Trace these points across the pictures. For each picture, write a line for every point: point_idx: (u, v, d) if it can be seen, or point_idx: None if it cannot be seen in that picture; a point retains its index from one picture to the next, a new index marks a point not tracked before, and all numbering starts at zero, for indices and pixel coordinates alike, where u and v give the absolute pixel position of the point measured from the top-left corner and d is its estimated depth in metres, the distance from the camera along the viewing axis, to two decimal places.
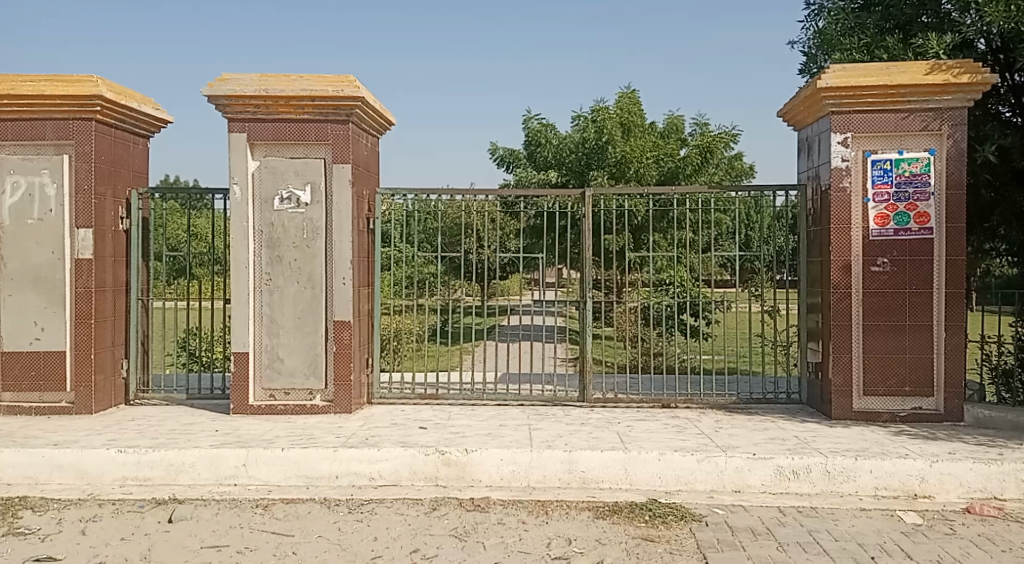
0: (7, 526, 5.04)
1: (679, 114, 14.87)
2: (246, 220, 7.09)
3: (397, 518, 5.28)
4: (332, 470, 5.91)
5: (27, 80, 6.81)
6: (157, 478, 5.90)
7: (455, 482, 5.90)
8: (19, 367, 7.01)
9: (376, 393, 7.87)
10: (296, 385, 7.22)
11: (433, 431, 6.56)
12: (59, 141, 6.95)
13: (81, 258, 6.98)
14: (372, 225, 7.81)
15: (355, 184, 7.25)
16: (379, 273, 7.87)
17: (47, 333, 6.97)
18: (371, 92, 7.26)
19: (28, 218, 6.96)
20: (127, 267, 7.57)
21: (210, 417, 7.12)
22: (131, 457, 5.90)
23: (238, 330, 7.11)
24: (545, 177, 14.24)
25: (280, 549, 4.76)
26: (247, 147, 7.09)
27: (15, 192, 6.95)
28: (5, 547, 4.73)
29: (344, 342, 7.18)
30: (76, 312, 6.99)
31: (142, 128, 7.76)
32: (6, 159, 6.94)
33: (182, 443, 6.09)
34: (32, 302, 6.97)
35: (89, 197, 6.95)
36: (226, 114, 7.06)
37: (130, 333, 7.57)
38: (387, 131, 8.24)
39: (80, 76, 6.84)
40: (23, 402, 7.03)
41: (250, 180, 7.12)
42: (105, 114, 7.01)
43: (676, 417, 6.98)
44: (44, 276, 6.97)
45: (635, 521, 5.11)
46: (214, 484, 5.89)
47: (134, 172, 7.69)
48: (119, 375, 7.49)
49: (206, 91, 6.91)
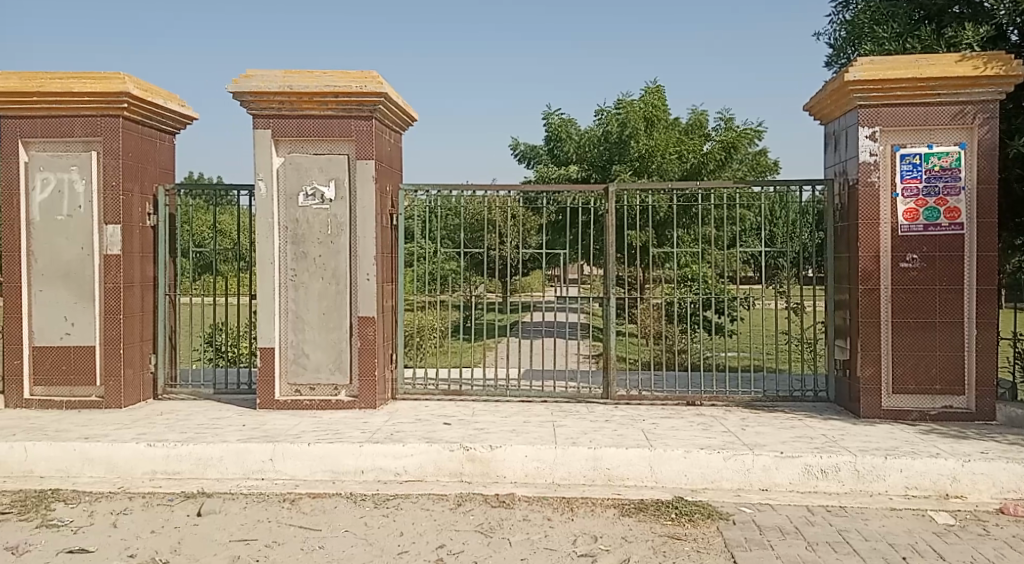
0: (40, 518, 5.12)
1: (703, 109, 14.73)
2: (271, 216, 7.13)
3: (422, 513, 5.30)
4: (357, 465, 5.94)
5: (56, 78, 6.89)
6: (186, 472, 5.96)
7: (480, 478, 5.91)
8: (50, 361, 7.11)
9: (400, 388, 7.92)
10: (321, 380, 7.25)
11: (456, 428, 6.57)
12: (87, 139, 7.02)
13: (109, 254, 7.05)
14: (395, 222, 7.83)
15: (379, 180, 7.26)
16: (402, 269, 7.90)
17: (77, 328, 7.06)
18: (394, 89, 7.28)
19: (58, 216, 7.04)
20: (154, 263, 7.64)
21: (237, 411, 7.18)
22: (160, 451, 5.96)
23: (264, 325, 7.17)
24: (566, 173, 14.19)
25: (307, 544, 4.79)
26: (272, 143, 7.12)
27: (44, 188, 7.03)
28: (38, 539, 4.79)
29: (369, 338, 7.20)
30: (105, 307, 7.06)
31: (168, 126, 7.83)
32: (35, 156, 7.03)
33: (210, 437, 6.14)
34: (63, 296, 7.06)
35: (117, 194, 7.02)
36: (251, 111, 7.10)
37: (158, 328, 7.65)
38: (409, 127, 8.25)
39: (107, 74, 6.92)
40: (54, 397, 7.12)
41: (275, 177, 7.16)
42: (133, 111, 7.08)
43: (701, 415, 6.95)
44: (74, 272, 7.05)
45: (662, 519, 5.09)
46: (242, 478, 5.93)
47: (161, 169, 7.77)
48: (147, 369, 7.55)
49: (231, 87, 6.95)
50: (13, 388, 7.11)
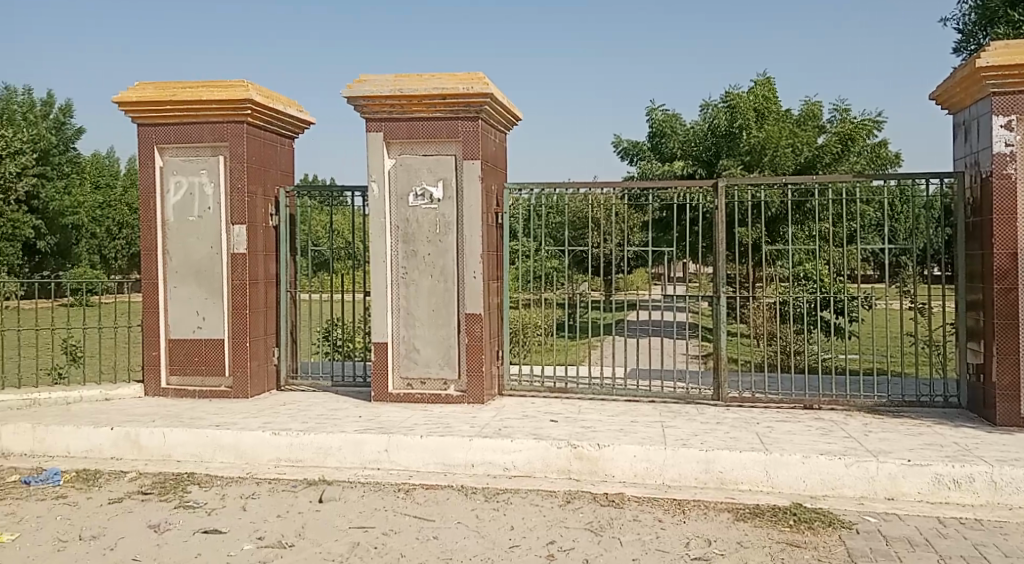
0: (177, 499, 5.43)
1: (817, 100, 14.22)
2: (383, 216, 7.32)
3: (533, 509, 5.33)
4: (467, 458, 6.03)
5: (187, 87, 7.28)
6: (307, 460, 6.19)
7: (589, 476, 5.90)
8: (183, 353, 7.52)
9: (507, 385, 7.99)
10: (431, 374, 7.40)
11: (564, 425, 6.58)
12: (216, 144, 7.38)
13: (236, 253, 7.39)
14: (500, 220, 7.90)
15: (486, 180, 7.34)
16: (508, 266, 7.96)
17: (207, 322, 7.44)
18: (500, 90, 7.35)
19: (190, 217, 7.43)
20: (277, 261, 7.96)
21: (353, 403, 7.40)
22: (284, 439, 6.22)
23: (377, 321, 7.37)
24: (671, 168, 13.98)
25: (422, 533, 4.90)
26: (383, 146, 7.31)
27: (178, 191, 7.44)
28: (176, 519, 5.08)
29: (476, 335, 7.30)
30: (232, 302, 7.42)
31: (289, 130, 8.16)
32: (170, 161, 7.45)
33: (329, 428, 6.36)
34: (194, 292, 7.45)
35: (243, 195, 7.36)
36: (363, 115, 7.31)
37: (280, 323, 7.98)
38: (514, 127, 8.31)
39: (232, 82, 7.26)
40: (187, 387, 7.53)
41: (387, 178, 7.35)
42: (256, 117, 7.40)
43: (820, 419, 6.71)
44: (204, 269, 7.43)
45: (780, 525, 4.95)
46: (358, 468, 6.12)
47: (282, 171, 8.09)
48: (271, 361, 7.88)
49: (345, 92, 7.18)
50: (151, 377, 7.56)
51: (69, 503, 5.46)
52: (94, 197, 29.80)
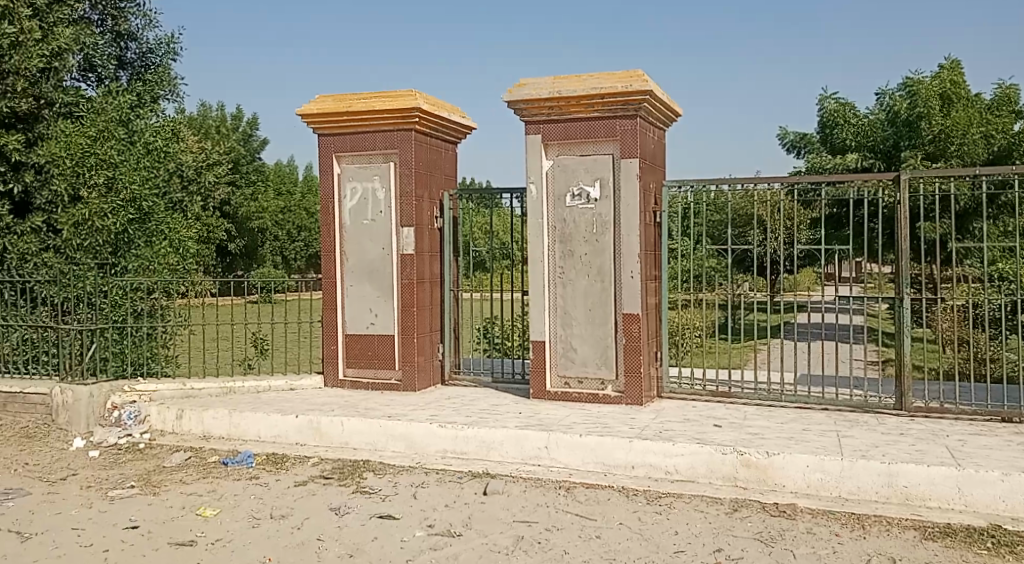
0: (355, 485, 5.69)
1: (1011, 83, 13.09)
2: (540, 216, 7.37)
3: (698, 515, 5.18)
4: (628, 460, 5.94)
5: (360, 99, 7.63)
6: (471, 453, 6.32)
7: (756, 484, 5.65)
8: (358, 347, 7.88)
9: (666, 387, 7.83)
10: (589, 373, 7.36)
11: (729, 430, 6.35)
12: (386, 151, 7.67)
13: (405, 254, 7.66)
14: (659, 219, 7.72)
15: (644, 178, 7.20)
16: (666, 266, 7.77)
17: (379, 318, 7.75)
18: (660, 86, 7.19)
19: (364, 220, 7.78)
20: (441, 261, 8.18)
21: (513, 400, 7.48)
22: (449, 432, 6.38)
23: (535, 321, 7.44)
24: (844, 161, 13.26)
25: (585, 532, 4.87)
26: (541, 148, 7.35)
27: (354, 197, 7.80)
28: (354, 503, 5.33)
29: (633, 336, 7.17)
30: (401, 301, 7.69)
31: (453, 135, 8.37)
32: (346, 168, 7.83)
33: (491, 422, 6.46)
34: (367, 291, 7.78)
35: (412, 199, 7.62)
36: (523, 118, 7.39)
37: (444, 320, 8.19)
38: (674, 123, 8.10)
39: (401, 92, 7.54)
40: (362, 379, 7.87)
41: (544, 178, 7.38)
42: (422, 124, 7.65)
43: (1020, 435, 6.12)
44: (377, 269, 7.74)
45: (973, 548, 4.56)
46: (520, 463, 6.17)
47: (446, 176, 8.30)
48: (435, 357, 8.11)
49: (506, 96, 7.29)
50: (330, 369, 7.98)
51: (261, 483, 5.90)
52: (276, 202, 32.00)
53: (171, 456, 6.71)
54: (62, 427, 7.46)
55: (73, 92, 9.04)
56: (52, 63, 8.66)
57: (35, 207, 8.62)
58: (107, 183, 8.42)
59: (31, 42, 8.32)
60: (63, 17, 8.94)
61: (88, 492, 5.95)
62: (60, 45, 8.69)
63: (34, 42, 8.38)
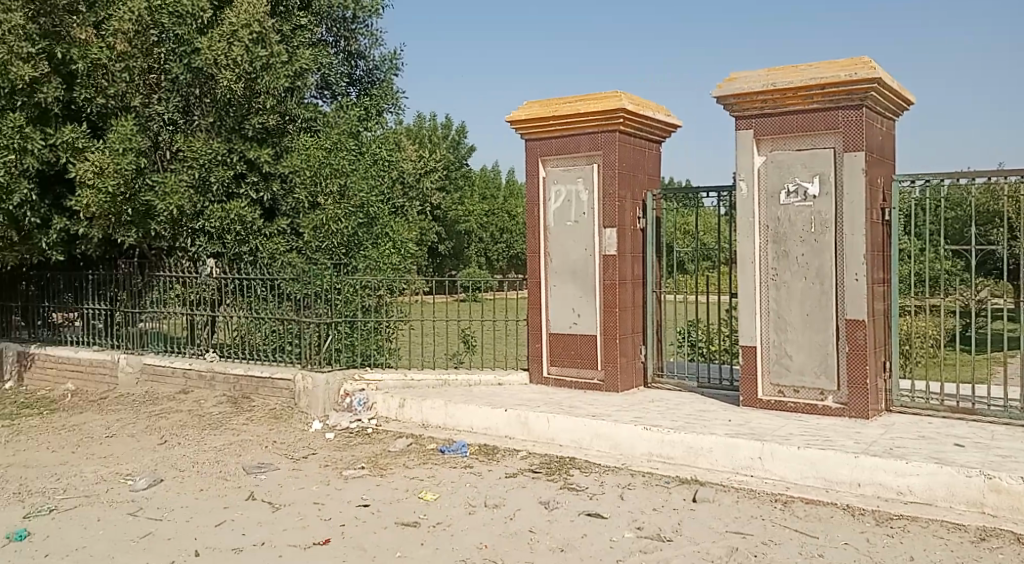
0: (563, 479, 6.01)
1: None
2: (752, 215, 7.03)
3: (936, 541, 4.67)
4: (852, 477, 5.48)
5: (566, 102, 7.68)
6: (679, 458, 6.15)
7: (1009, 513, 4.99)
8: (561, 346, 7.88)
9: (895, 400, 7.15)
10: (805, 383, 6.88)
11: (972, 451, 5.69)
12: (591, 153, 7.64)
13: (608, 255, 7.56)
14: (890, 216, 7.05)
15: (871, 172, 6.63)
16: (897, 268, 7.09)
17: (583, 318, 7.71)
18: (888, 72, 6.61)
19: (567, 221, 7.79)
20: (643, 263, 7.92)
21: (722, 407, 7.17)
22: (655, 435, 6.27)
23: (745, 324, 7.11)
24: None
25: (806, 549, 4.55)
26: (752, 144, 7.01)
27: (558, 198, 7.84)
28: (563, 499, 5.63)
29: (858, 343, 6.61)
30: (604, 301, 7.60)
31: (659, 135, 8.18)
32: (551, 172, 7.88)
33: (700, 428, 6.25)
34: (570, 291, 7.78)
35: (614, 200, 7.53)
36: (733, 113, 7.09)
37: (647, 321, 7.94)
38: (905, 112, 7.39)
39: (606, 94, 7.52)
40: (565, 377, 7.86)
41: (757, 176, 7.03)
42: (627, 125, 7.55)
43: None
44: (580, 270, 7.72)
45: None
46: (731, 473, 5.90)
47: (651, 176, 8.09)
48: (638, 359, 7.90)
49: (716, 92, 7.04)
50: (535, 366, 8.06)
51: (475, 471, 6.34)
52: (482, 205, 33.33)
53: (396, 441, 7.28)
54: (302, 410, 8.24)
55: (311, 108, 9.71)
56: (296, 83, 9.40)
57: (281, 212, 9.45)
58: (340, 190, 9.08)
59: (279, 64, 8.99)
60: (305, 42, 9.91)
61: (327, 469, 6.76)
62: (302, 65, 9.36)
63: (281, 64, 9.05)
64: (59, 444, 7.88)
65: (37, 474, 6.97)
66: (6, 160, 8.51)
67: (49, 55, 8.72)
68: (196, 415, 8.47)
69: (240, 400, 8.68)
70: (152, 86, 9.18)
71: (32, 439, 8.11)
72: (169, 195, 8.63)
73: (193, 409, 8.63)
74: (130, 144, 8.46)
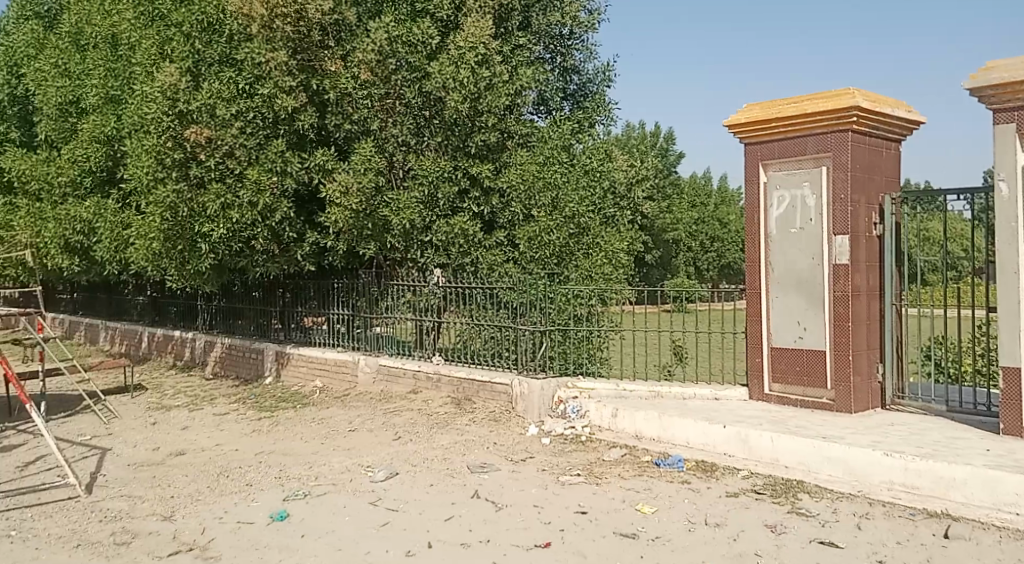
0: (790, 504, 5.82)
1: None
2: (1014, 219, 6.21)
3: None
4: None
5: (792, 103, 7.28)
6: (927, 489, 5.65)
7: None
8: (786, 360, 7.44)
9: None
10: None
11: None
12: (820, 155, 7.16)
13: (839, 264, 7.05)
14: None
15: None
16: None
17: (810, 331, 7.24)
18: None
19: (793, 227, 7.37)
20: (882, 272, 7.29)
21: (978, 434, 6.41)
22: (898, 462, 5.80)
23: (1007, 343, 6.27)
24: None
25: None
26: (1016, 138, 6.21)
27: (781, 204, 7.44)
28: (793, 525, 5.46)
29: None
30: (834, 314, 7.09)
31: (899, 132, 7.50)
32: (774, 176, 7.48)
33: (951, 457, 5.68)
34: (796, 303, 7.34)
35: (846, 205, 7.00)
36: (991, 106, 6.32)
37: (886, 337, 7.29)
38: None
39: (838, 91, 7.03)
40: (790, 394, 7.43)
41: (1020, 175, 6.22)
42: (862, 123, 7.02)
43: None
44: (806, 280, 7.27)
45: None
46: (991, 510, 5.35)
47: (890, 177, 7.43)
48: (875, 379, 7.26)
49: (969, 84, 6.30)
50: (757, 382, 7.69)
51: (693, 488, 6.35)
52: (692, 214, 33.30)
53: (611, 452, 7.32)
54: (519, 415, 8.41)
55: (526, 123, 9.96)
56: (515, 100, 9.79)
57: (499, 225, 9.85)
58: (552, 202, 9.30)
59: (500, 84, 9.47)
60: (523, 60, 10.13)
61: (545, 474, 6.98)
62: (521, 83, 9.73)
63: (502, 83, 9.54)
64: (310, 435, 8.63)
65: (293, 462, 7.70)
66: (269, 181, 9.49)
67: (305, 87, 9.60)
68: (424, 414, 8.91)
69: (463, 402, 9.01)
70: (388, 110, 9.63)
71: (288, 430, 8.93)
72: (402, 210, 9.21)
73: (422, 408, 9.09)
74: (370, 165, 9.19)
